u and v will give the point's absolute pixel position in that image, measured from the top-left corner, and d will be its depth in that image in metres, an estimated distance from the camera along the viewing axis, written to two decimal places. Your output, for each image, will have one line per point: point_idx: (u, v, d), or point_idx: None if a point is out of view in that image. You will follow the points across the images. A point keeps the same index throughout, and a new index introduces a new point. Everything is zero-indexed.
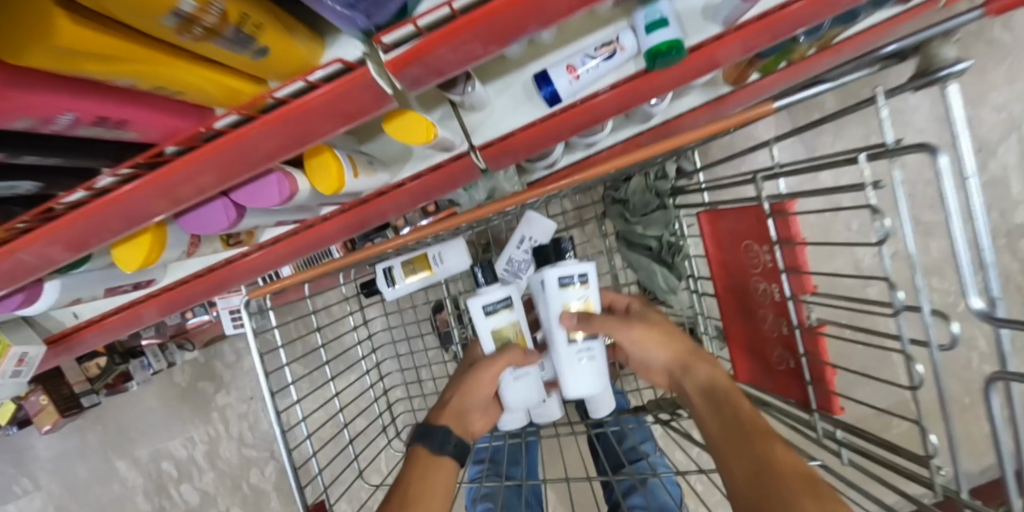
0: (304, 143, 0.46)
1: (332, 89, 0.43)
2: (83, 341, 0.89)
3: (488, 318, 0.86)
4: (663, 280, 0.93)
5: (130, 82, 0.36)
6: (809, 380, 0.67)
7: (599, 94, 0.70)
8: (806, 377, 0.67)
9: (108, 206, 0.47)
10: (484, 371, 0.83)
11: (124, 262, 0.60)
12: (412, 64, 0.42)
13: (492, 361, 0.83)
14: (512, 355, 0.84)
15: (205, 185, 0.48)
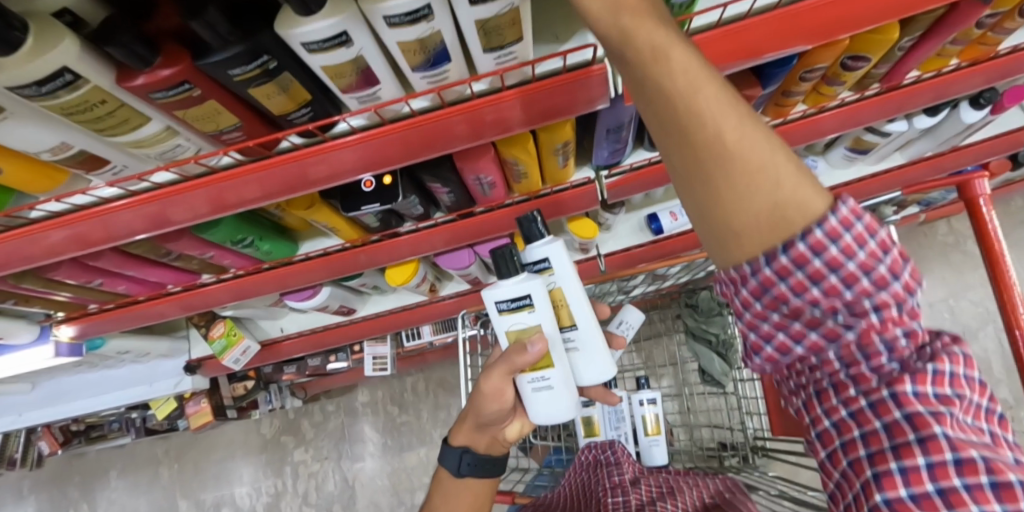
0: (549, 216, 0.85)
1: (578, 190, 0.83)
2: (281, 348, 1.20)
3: (502, 317, 0.71)
4: (718, 367, 1.17)
5: (516, 161, 0.69)
6: None
7: (691, 231, 1.09)
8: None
9: (431, 233, 0.83)
10: (488, 376, 0.70)
11: (394, 278, 0.95)
12: (621, 185, 0.83)
13: (495, 367, 0.70)
14: (512, 356, 0.68)
15: (488, 231, 0.85)
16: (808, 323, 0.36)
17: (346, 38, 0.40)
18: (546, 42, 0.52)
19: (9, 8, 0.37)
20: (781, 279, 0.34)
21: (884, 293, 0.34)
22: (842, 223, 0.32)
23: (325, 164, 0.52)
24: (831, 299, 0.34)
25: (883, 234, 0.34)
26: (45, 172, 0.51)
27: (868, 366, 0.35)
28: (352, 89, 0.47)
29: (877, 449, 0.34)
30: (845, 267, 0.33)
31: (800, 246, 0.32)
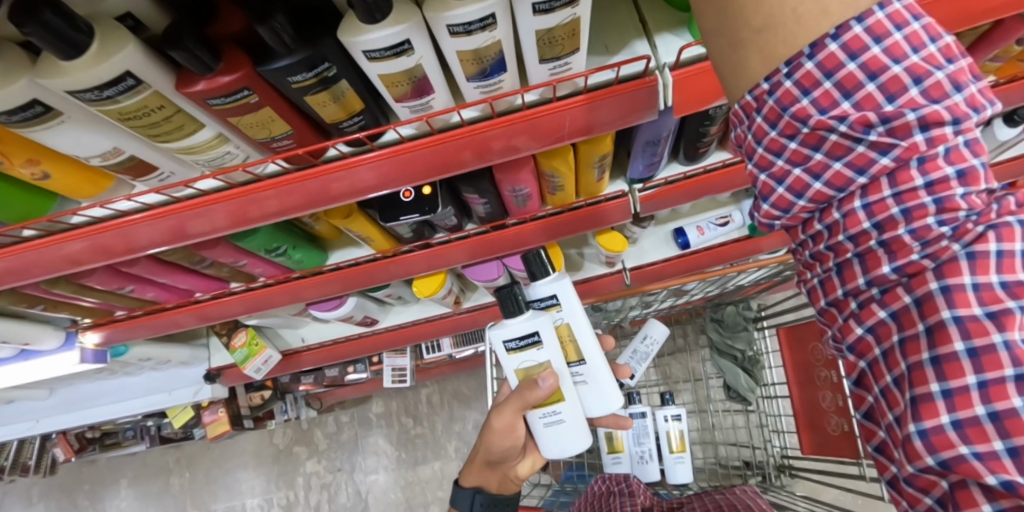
0: (579, 229, 0.84)
1: (609, 203, 0.82)
2: (301, 359, 1.20)
3: (511, 356, 0.70)
4: (744, 384, 1.14)
5: (554, 173, 0.68)
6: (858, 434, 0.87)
7: (719, 246, 1.07)
8: (856, 434, 0.87)
9: (461, 245, 0.82)
10: (498, 416, 0.71)
11: (421, 289, 0.94)
12: (656, 198, 0.82)
13: (506, 404, 0.70)
14: (523, 394, 0.67)
15: (518, 244, 0.84)
16: (832, 155, 0.32)
17: (408, 47, 0.40)
18: (598, 54, 0.52)
19: (76, 11, 0.37)
20: (802, 95, 0.31)
21: (937, 106, 0.30)
22: (890, 21, 0.30)
23: (348, 182, 0.53)
24: (860, 121, 0.31)
25: (948, 40, 0.31)
26: (92, 177, 0.51)
27: (911, 232, 0.31)
28: (405, 99, 0.46)
29: (918, 360, 0.31)
30: (887, 74, 0.30)
31: (832, 46, 0.30)
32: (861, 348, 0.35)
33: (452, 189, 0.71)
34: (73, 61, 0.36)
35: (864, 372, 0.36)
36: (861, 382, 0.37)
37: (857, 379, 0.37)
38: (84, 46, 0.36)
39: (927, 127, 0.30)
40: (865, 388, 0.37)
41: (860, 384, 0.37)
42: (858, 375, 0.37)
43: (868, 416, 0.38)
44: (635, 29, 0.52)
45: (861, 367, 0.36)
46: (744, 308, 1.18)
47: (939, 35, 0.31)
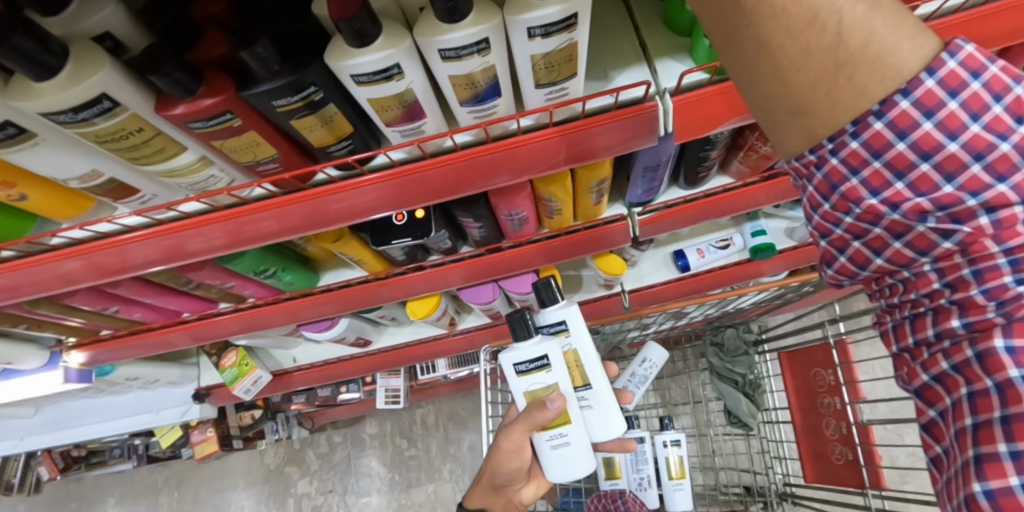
0: (577, 252, 0.82)
1: (608, 226, 0.80)
2: (292, 380, 1.16)
3: (520, 379, 0.67)
4: (745, 410, 1.10)
5: (551, 196, 0.66)
6: (863, 463, 0.84)
7: (718, 269, 1.05)
8: (861, 462, 0.85)
9: (456, 267, 0.80)
10: (505, 436, 0.68)
11: (415, 311, 0.92)
12: (654, 222, 0.80)
13: (513, 425, 0.67)
14: (531, 416, 0.65)
15: (514, 267, 0.82)
16: (891, 232, 0.31)
17: (397, 71, 0.39)
18: (596, 78, 0.50)
19: (53, 32, 0.35)
20: (850, 175, 0.30)
21: (1001, 187, 0.28)
22: (943, 87, 0.27)
23: (352, 203, 0.51)
24: (914, 206, 0.29)
25: (1017, 92, 0.28)
26: (71, 199, 0.50)
27: (983, 292, 0.29)
28: (396, 123, 0.45)
29: (988, 419, 0.29)
30: (942, 153, 0.28)
31: (877, 125, 0.28)
32: (930, 398, 0.33)
33: (447, 213, 0.69)
34: (45, 83, 0.35)
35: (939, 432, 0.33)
36: (935, 435, 0.34)
37: (930, 434, 0.34)
38: (56, 69, 0.35)
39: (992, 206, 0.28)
40: (936, 441, 0.34)
41: (932, 437, 0.34)
42: (932, 432, 0.34)
43: (938, 463, 0.34)
44: (634, 53, 0.51)
45: (934, 421, 0.33)
46: (745, 331, 1.14)
47: (1006, 90, 0.28)
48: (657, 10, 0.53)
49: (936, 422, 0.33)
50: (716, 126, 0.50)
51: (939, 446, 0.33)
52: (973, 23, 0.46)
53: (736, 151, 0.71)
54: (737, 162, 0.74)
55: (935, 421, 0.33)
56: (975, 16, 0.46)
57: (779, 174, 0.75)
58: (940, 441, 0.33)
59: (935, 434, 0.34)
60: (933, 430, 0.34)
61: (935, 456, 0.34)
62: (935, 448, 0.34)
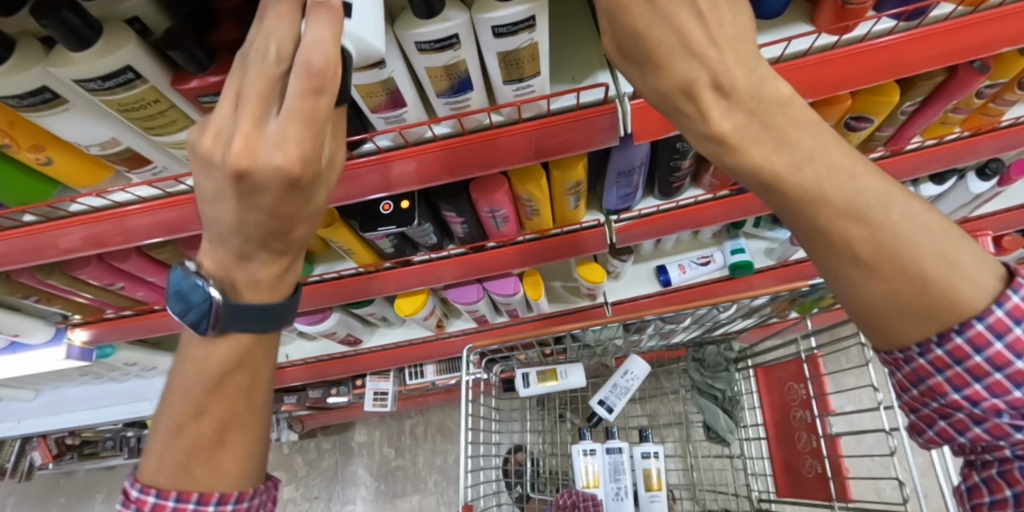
0: (557, 255, 0.87)
1: (587, 231, 0.85)
2: (284, 375, 1.21)
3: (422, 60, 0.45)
4: (724, 426, 1.11)
5: (526, 195, 0.71)
6: (831, 475, 0.86)
7: (699, 285, 1.10)
8: (828, 475, 0.87)
9: (445, 264, 0.85)
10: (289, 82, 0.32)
11: (403, 307, 0.97)
12: (630, 230, 0.85)
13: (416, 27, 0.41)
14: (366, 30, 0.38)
15: (497, 266, 0.87)
16: (972, 418, 0.39)
17: (380, 60, 0.45)
18: (563, 81, 0.56)
19: (92, 13, 0.42)
20: (974, 353, 0.36)
21: (999, 343, 0.36)
22: (971, 344, 0.36)
23: (346, 185, 0.57)
24: (991, 404, 0.38)
25: (997, 313, 0.35)
26: (92, 167, 0.56)
27: (1017, 413, 0.37)
28: (381, 110, 0.51)
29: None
30: (990, 350, 0.36)
31: (958, 339, 0.36)
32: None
33: (431, 207, 0.74)
34: (80, 53, 0.41)
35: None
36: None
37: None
38: (91, 41, 0.41)
39: (1019, 409, 0.37)
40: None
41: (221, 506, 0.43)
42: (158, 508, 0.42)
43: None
44: (598, 60, 0.56)
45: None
46: (726, 348, 1.15)
47: (1000, 336, 0.36)
48: None
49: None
50: (673, 128, 0.56)
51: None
52: (877, 53, 0.54)
53: (706, 163, 0.77)
54: (709, 175, 0.80)
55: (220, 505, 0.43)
56: (879, 47, 0.54)
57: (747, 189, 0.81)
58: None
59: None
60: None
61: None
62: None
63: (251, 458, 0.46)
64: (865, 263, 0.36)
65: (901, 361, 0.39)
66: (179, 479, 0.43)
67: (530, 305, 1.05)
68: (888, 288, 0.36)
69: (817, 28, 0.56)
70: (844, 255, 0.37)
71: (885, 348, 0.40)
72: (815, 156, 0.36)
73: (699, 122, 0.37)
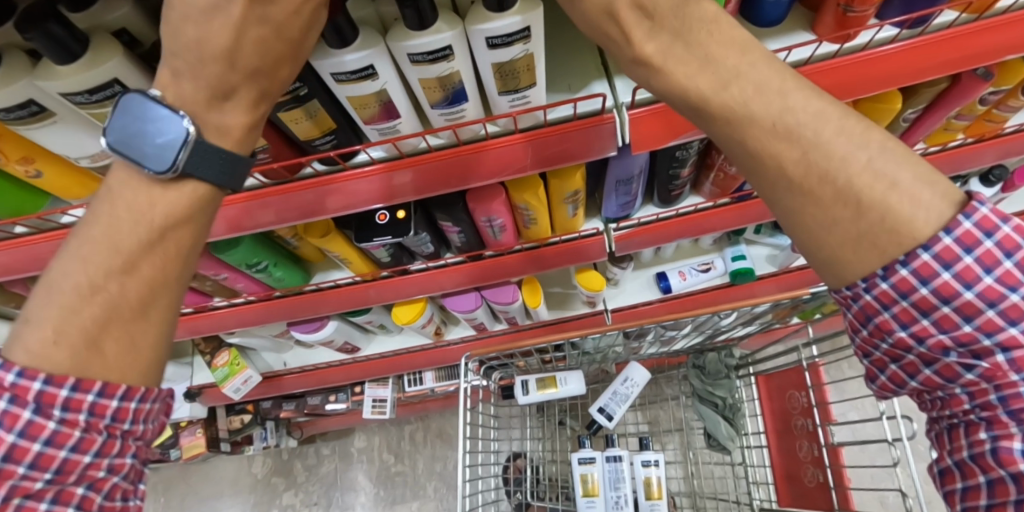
0: (556, 263, 0.86)
1: (586, 240, 0.84)
2: (282, 382, 1.20)
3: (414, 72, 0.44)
4: (725, 435, 1.10)
5: (524, 205, 0.70)
6: (833, 485, 0.85)
7: (699, 291, 1.09)
8: (830, 484, 0.86)
9: (442, 273, 0.84)
10: None
11: (401, 315, 0.96)
12: (629, 238, 0.84)
13: None
14: None
15: (495, 275, 0.86)
16: (922, 359, 0.38)
17: (372, 71, 0.44)
18: (560, 91, 0.55)
19: (78, 25, 0.41)
20: (920, 285, 0.35)
21: (946, 274, 0.34)
22: (916, 276, 0.34)
23: (339, 195, 0.56)
24: (937, 341, 0.36)
25: (945, 241, 0.34)
26: (82, 178, 0.55)
27: (966, 351, 0.36)
28: (374, 121, 0.50)
29: (1004, 501, 0.34)
30: (937, 281, 0.34)
31: (902, 272, 0.35)
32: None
33: (428, 217, 0.73)
34: (67, 66, 0.40)
35: (24, 498, 0.37)
36: (124, 480, 0.41)
37: (67, 413, 0.38)
38: (77, 54, 0.40)
39: (965, 345, 0.36)
40: (72, 501, 0.38)
41: (127, 404, 0.40)
42: (47, 397, 0.37)
43: (24, 437, 0.37)
44: (596, 69, 0.56)
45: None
46: (727, 355, 1.13)
47: (954, 260, 0.34)
48: None
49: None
50: (671, 138, 0.56)
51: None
52: (878, 61, 0.54)
53: (706, 170, 0.76)
54: (709, 183, 0.79)
55: (127, 401, 0.40)
56: (880, 55, 0.53)
57: (747, 197, 0.80)
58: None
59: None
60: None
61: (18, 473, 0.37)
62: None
63: (161, 347, 0.42)
64: (799, 183, 0.36)
65: (850, 299, 0.38)
66: (81, 356, 0.38)
67: (529, 312, 1.04)
68: (823, 210, 0.36)
69: (818, 37, 0.55)
70: (780, 180, 0.36)
71: (837, 284, 0.38)
72: (743, 74, 0.37)
73: (623, 44, 0.39)
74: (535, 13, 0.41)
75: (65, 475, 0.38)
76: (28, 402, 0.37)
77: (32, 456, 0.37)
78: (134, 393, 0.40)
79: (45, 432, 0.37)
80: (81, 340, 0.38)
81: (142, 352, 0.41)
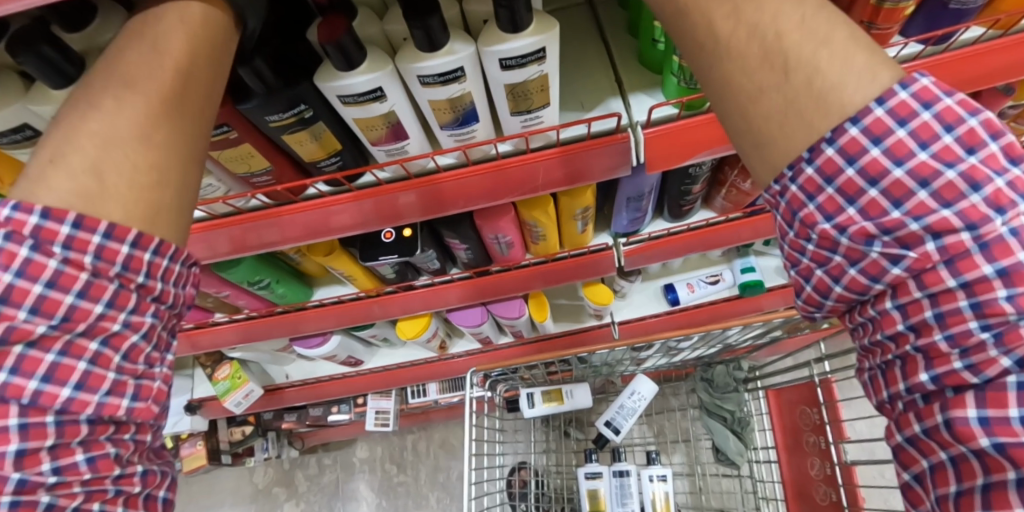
0: (564, 279, 0.85)
1: (595, 255, 0.82)
2: (284, 396, 1.18)
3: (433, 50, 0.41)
4: (733, 449, 1.08)
5: (533, 222, 0.68)
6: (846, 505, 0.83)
7: (708, 303, 1.07)
8: (844, 504, 0.84)
9: (448, 288, 0.83)
10: None
11: (405, 331, 0.94)
12: (638, 253, 0.82)
13: None
14: None
15: (502, 290, 0.85)
16: (849, 260, 0.31)
17: (381, 93, 0.42)
18: (572, 109, 0.53)
19: (73, 47, 0.40)
20: (846, 164, 0.29)
21: (877, 152, 0.28)
22: (863, 138, 0.28)
23: (342, 216, 0.54)
24: (861, 229, 0.30)
25: (879, 111, 0.28)
26: None
27: (892, 239, 0.29)
28: (381, 142, 0.48)
29: (969, 487, 0.29)
30: (868, 158, 0.28)
31: (828, 150, 0.29)
32: (912, 499, 0.34)
33: (435, 233, 0.72)
34: (63, 90, 0.39)
35: (26, 347, 0.30)
36: (146, 341, 0.33)
37: (70, 253, 0.30)
38: (72, 77, 0.39)
39: (892, 235, 0.29)
40: (84, 356, 0.31)
41: (138, 253, 0.31)
42: (46, 232, 0.29)
43: (22, 277, 0.29)
44: (609, 86, 0.54)
45: (70, 422, 0.30)
46: (735, 368, 1.12)
47: (889, 132, 0.28)
48: (631, 45, 0.55)
49: (82, 500, 0.30)
50: (687, 157, 0.54)
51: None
52: None
53: (718, 187, 0.75)
54: (720, 198, 0.77)
55: (138, 249, 0.31)
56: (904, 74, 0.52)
57: (759, 212, 0.79)
58: (26, 403, 0.29)
59: (46, 399, 0.29)
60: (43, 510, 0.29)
61: (20, 319, 0.29)
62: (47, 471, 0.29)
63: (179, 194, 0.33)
64: (727, 42, 0.30)
65: (777, 195, 0.32)
66: (80, 186, 0.30)
67: (535, 325, 1.02)
68: (749, 75, 0.30)
69: None
70: (707, 40, 0.31)
71: (770, 176, 0.32)
72: None
73: None
74: (550, 34, 0.40)
75: (76, 324, 0.30)
76: (25, 238, 0.29)
77: (34, 301, 0.29)
78: (148, 243, 0.31)
79: (48, 274, 0.30)
80: (83, 166, 0.30)
81: (151, 190, 0.32)
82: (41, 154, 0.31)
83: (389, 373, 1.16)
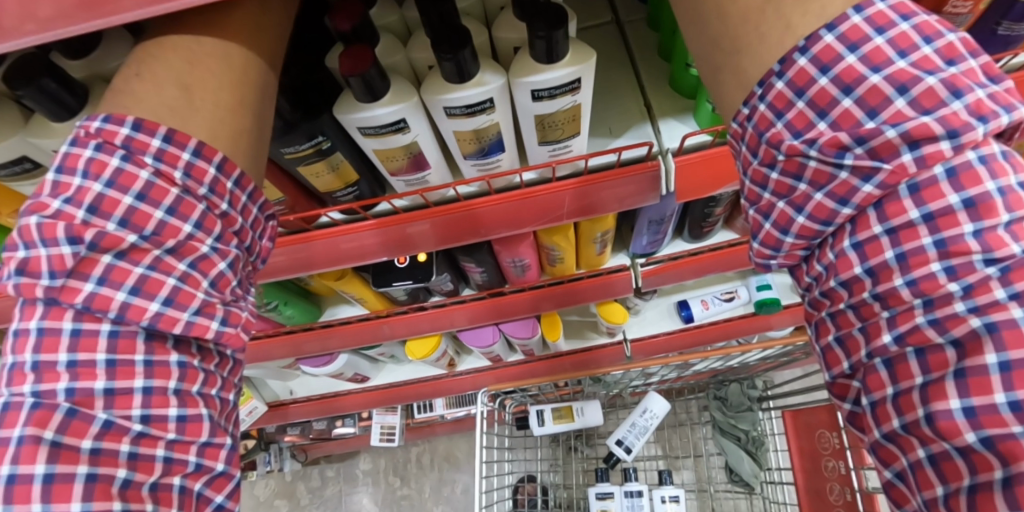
0: (578, 300, 0.82)
1: (610, 276, 0.79)
2: (287, 411, 1.15)
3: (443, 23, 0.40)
4: (747, 470, 1.06)
5: (552, 246, 0.66)
6: None
7: (723, 321, 1.05)
8: None
9: (459, 309, 0.80)
10: None
11: (414, 351, 0.92)
12: (656, 274, 0.80)
13: None
14: None
15: (515, 311, 0.82)
16: (815, 185, 0.27)
17: (404, 125, 0.40)
18: (600, 135, 0.51)
19: (73, 74, 0.37)
20: (819, 74, 0.25)
21: (851, 58, 0.25)
22: (842, 43, 0.25)
23: (355, 245, 0.52)
24: (832, 140, 0.25)
25: (855, 20, 0.25)
26: None
27: (864, 153, 0.25)
28: (401, 173, 0.46)
29: (956, 489, 0.24)
30: (840, 66, 0.25)
31: (800, 61, 0.26)
32: (895, 499, 0.28)
33: (450, 256, 0.70)
34: (65, 123, 0.37)
35: (115, 256, 0.27)
36: (233, 272, 0.31)
37: (161, 165, 0.28)
38: (75, 110, 0.36)
39: (865, 152, 0.25)
40: (173, 273, 0.28)
41: (223, 178, 0.30)
42: (137, 143, 0.28)
43: (112, 188, 0.28)
44: (639, 112, 0.51)
45: (161, 364, 0.28)
46: (749, 386, 1.10)
47: (864, 39, 0.25)
48: (663, 70, 0.53)
49: (162, 465, 0.28)
50: (717, 187, 0.52)
51: (30, 396, 0.26)
52: None
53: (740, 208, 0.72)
54: (742, 219, 0.75)
55: (201, 232, 0.29)
56: None
57: None
58: (114, 316, 0.27)
59: (132, 314, 0.27)
60: (124, 458, 0.27)
61: (108, 228, 0.27)
62: (135, 417, 0.27)
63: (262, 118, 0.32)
64: None
65: (743, 121, 0.29)
66: (170, 100, 0.29)
67: (546, 343, 1.00)
68: None
69: None
70: None
71: (739, 97, 0.29)
72: None
73: None
74: (586, 68, 0.37)
75: (166, 240, 0.28)
76: (116, 148, 0.28)
77: (124, 213, 0.28)
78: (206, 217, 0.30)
79: (138, 185, 0.28)
80: (172, 80, 0.29)
81: (233, 113, 0.31)
82: (128, 67, 0.30)
83: (395, 387, 1.13)
